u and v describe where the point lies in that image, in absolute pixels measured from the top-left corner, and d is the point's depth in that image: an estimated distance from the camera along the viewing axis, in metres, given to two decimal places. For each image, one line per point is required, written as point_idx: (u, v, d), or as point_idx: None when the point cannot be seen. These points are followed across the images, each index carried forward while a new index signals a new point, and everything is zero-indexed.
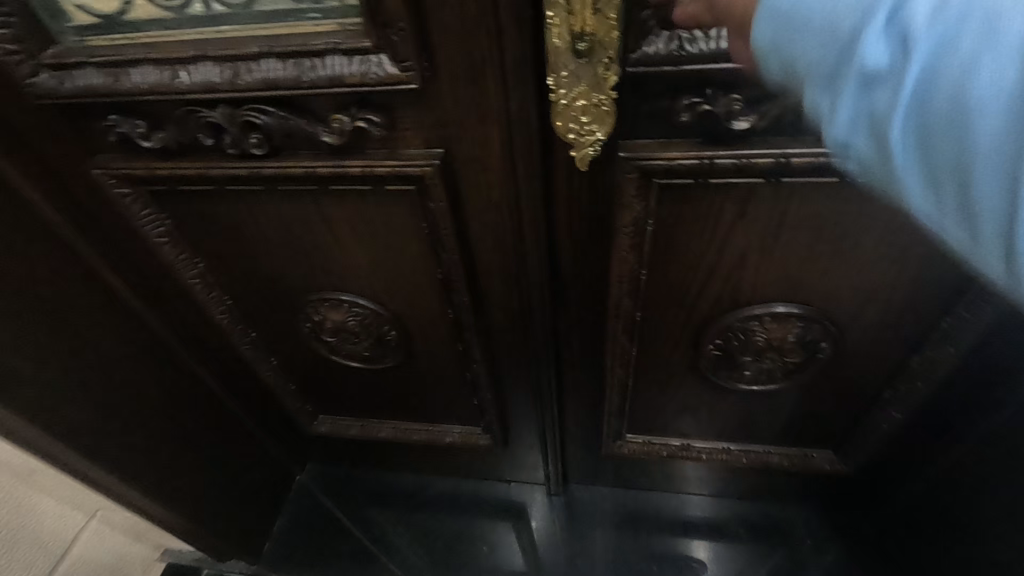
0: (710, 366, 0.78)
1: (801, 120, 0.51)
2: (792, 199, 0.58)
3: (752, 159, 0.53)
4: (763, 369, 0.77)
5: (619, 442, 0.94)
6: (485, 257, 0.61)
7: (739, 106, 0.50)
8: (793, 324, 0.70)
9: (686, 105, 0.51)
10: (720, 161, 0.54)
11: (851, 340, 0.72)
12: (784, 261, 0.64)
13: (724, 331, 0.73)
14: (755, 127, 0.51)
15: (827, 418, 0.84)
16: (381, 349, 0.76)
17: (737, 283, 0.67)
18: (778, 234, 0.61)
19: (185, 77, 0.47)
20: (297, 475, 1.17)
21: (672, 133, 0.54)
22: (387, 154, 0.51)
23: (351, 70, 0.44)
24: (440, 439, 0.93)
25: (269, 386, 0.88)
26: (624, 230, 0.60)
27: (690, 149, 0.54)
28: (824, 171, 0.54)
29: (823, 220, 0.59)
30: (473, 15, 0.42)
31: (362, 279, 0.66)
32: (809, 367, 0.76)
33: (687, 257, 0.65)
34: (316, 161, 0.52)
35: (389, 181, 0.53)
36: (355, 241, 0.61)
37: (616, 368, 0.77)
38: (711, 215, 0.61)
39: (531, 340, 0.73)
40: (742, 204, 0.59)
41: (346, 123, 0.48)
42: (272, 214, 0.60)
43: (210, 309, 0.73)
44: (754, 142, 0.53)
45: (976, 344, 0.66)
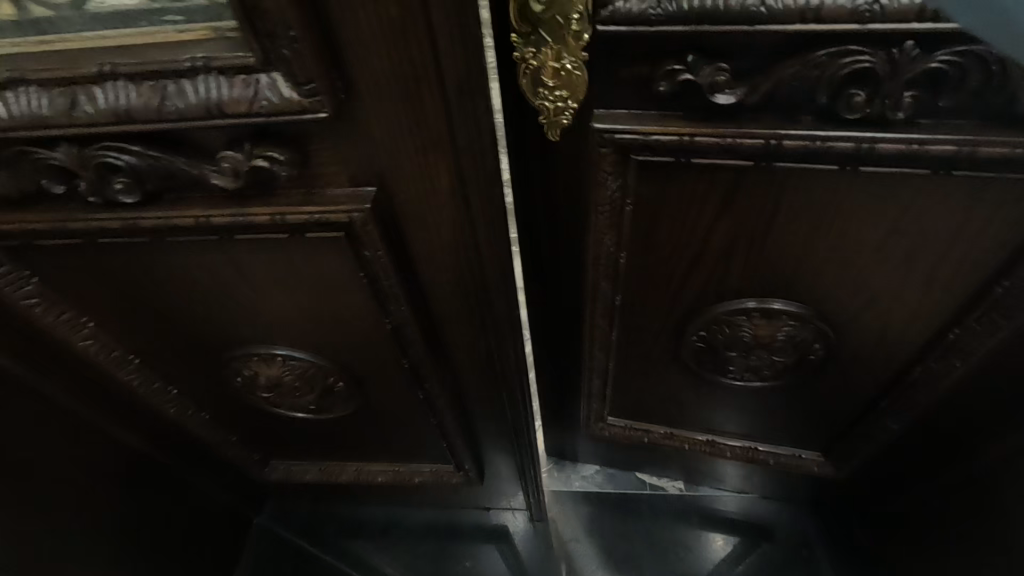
0: (694, 357, 0.73)
1: (797, 96, 0.41)
2: (790, 188, 0.50)
3: (738, 139, 0.45)
4: (751, 363, 0.71)
5: (601, 425, 0.92)
6: (440, 302, 0.50)
7: (725, 77, 0.41)
8: (782, 323, 0.64)
9: (667, 72, 0.42)
10: (701, 140, 0.45)
11: (849, 345, 0.65)
12: (776, 260, 0.57)
13: (711, 323, 0.66)
14: (743, 103, 0.42)
15: (815, 416, 0.79)
16: (330, 400, 0.65)
17: (722, 275, 0.60)
18: (768, 230, 0.54)
19: (3, 109, 0.34)
20: (256, 517, 1.06)
21: (647, 104, 0.45)
22: (303, 197, 0.39)
23: (233, 95, 0.32)
24: (409, 478, 0.84)
25: (207, 443, 0.76)
26: (599, 211, 0.55)
27: (669, 123, 0.45)
28: (821, 157, 0.46)
29: (819, 216, 0.51)
30: (391, 16, 0.29)
31: (295, 330, 0.55)
32: (801, 368, 0.70)
33: (669, 245, 0.58)
34: (209, 208, 0.39)
35: (311, 232, 0.41)
36: (279, 290, 0.49)
37: (596, 352, 0.75)
38: (696, 201, 0.53)
39: (500, 382, 0.63)
40: (729, 191, 0.51)
41: (239, 161, 0.36)
42: (168, 266, 0.47)
43: (114, 370, 0.60)
44: (742, 119, 0.44)
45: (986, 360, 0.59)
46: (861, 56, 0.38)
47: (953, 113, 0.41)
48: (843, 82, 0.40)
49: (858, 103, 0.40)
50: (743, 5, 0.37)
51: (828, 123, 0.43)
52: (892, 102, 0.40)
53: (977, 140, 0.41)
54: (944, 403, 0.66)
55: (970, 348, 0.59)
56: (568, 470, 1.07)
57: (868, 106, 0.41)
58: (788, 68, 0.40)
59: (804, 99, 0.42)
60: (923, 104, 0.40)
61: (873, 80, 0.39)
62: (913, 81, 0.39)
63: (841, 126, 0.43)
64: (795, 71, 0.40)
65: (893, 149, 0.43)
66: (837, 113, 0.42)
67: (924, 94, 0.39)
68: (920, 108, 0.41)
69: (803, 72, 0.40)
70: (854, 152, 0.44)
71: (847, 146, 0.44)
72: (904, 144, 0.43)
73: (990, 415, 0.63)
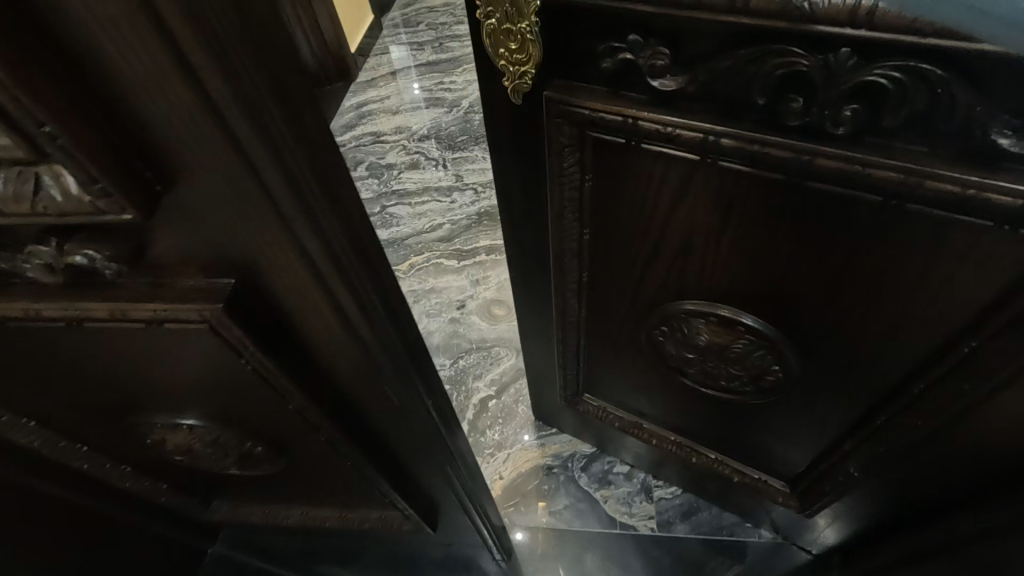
0: (658, 348, 0.81)
1: (734, 98, 0.49)
2: (737, 193, 0.56)
3: (679, 129, 0.53)
4: (714, 368, 0.78)
5: (578, 399, 0.99)
6: (349, 377, 0.44)
7: (662, 64, 0.49)
8: (739, 334, 0.71)
9: (610, 50, 0.51)
10: (642, 124, 0.54)
11: (806, 371, 0.70)
12: (731, 260, 0.63)
13: (671, 319, 0.75)
14: (684, 91, 0.50)
15: (785, 432, 0.81)
16: (252, 462, 0.59)
17: (682, 266, 0.67)
18: (721, 233, 0.61)
19: None
20: (207, 547, 1.01)
21: (610, 83, 0.54)
22: (150, 291, 0.32)
23: (9, 192, 0.25)
24: (357, 524, 0.79)
25: (134, 491, 0.71)
26: (560, 180, 0.63)
27: (614, 105, 0.55)
28: (760, 162, 0.51)
29: (769, 230, 0.57)
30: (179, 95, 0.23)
31: (196, 401, 0.49)
32: (760, 382, 0.76)
33: (629, 224, 0.66)
34: (42, 301, 0.33)
35: (172, 335, 0.35)
36: (164, 366, 0.43)
37: (569, 330, 0.86)
38: (653, 184, 0.60)
39: (428, 443, 0.58)
40: (682, 183, 0.58)
41: (50, 258, 0.29)
42: (35, 337, 0.41)
43: (8, 432, 0.54)
44: (683, 109, 0.52)
45: (961, 395, 0.58)
46: (798, 60, 0.43)
47: (897, 135, 0.44)
48: (777, 86, 0.46)
49: (796, 109, 0.46)
50: None
51: (768, 127, 0.49)
52: (831, 113, 0.45)
53: (926, 172, 0.44)
54: (921, 432, 0.65)
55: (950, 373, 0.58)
56: (537, 505, 1.01)
57: (806, 113, 0.46)
58: (727, 61, 0.46)
59: (742, 96, 0.48)
60: (862, 121, 0.45)
61: (809, 88, 0.45)
62: (855, 93, 0.43)
63: (784, 132, 0.48)
64: (733, 65, 0.46)
65: (835, 166, 0.48)
66: (781, 116, 0.47)
67: (865, 111, 0.44)
68: (863, 125, 0.45)
69: (744, 67, 0.46)
70: (796, 163, 0.49)
71: (785, 155, 0.49)
72: (849, 163, 0.47)
73: (968, 447, 0.62)
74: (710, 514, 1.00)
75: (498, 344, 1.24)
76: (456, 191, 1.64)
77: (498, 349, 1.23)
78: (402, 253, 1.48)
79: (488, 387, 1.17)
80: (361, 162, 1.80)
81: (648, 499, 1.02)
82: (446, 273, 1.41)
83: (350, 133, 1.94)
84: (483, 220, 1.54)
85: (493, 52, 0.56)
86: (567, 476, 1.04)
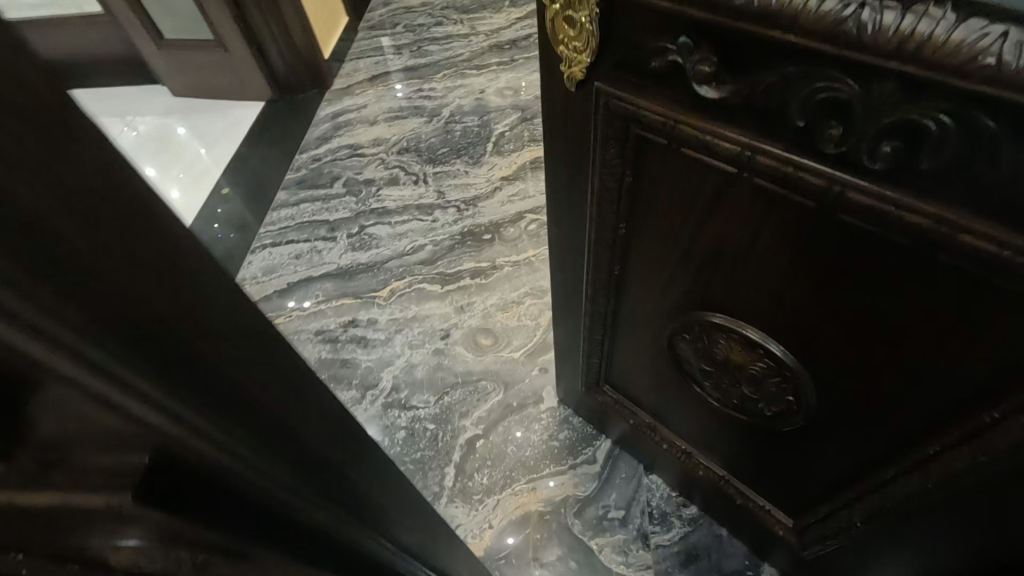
0: (679, 354, 0.80)
1: (773, 115, 0.46)
2: (768, 216, 0.54)
3: (716, 140, 0.51)
4: (730, 386, 0.76)
5: (599, 390, 1.01)
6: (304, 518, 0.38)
7: (710, 70, 0.46)
8: (758, 356, 0.68)
9: (659, 49, 0.49)
10: (681, 129, 0.53)
11: (823, 409, 0.66)
12: (757, 282, 0.60)
13: (692, 328, 0.73)
14: (724, 102, 0.48)
15: (794, 469, 0.78)
16: None
17: (709, 278, 0.65)
18: (750, 249, 0.58)
19: None
20: None
21: (654, 81, 0.53)
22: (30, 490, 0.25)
23: None
24: None
25: None
26: (600, 169, 0.64)
27: (658, 104, 0.53)
28: (794, 186, 0.48)
29: (800, 257, 0.54)
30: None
31: None
32: (775, 412, 0.73)
33: (662, 224, 0.65)
34: None
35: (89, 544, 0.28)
36: None
37: (593, 320, 0.87)
38: (691, 191, 0.59)
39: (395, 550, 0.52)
40: (718, 193, 0.56)
41: None
42: None
43: None
44: (722, 119, 0.49)
45: (979, 463, 0.54)
46: (835, 87, 0.40)
47: (937, 184, 0.40)
48: (818, 110, 0.42)
49: (834, 135, 0.43)
50: None
51: (803, 151, 0.46)
52: (869, 146, 0.42)
53: (959, 226, 0.40)
54: (934, 494, 0.61)
55: (969, 438, 0.53)
56: (529, 557, 0.96)
57: (844, 142, 0.43)
58: (771, 76, 0.43)
59: (781, 115, 0.45)
60: (900, 160, 0.41)
61: (849, 116, 0.41)
62: (897, 129, 0.39)
63: (820, 158, 0.45)
64: (774, 81, 0.43)
65: (863, 201, 0.44)
66: (817, 142, 0.44)
67: (904, 150, 0.40)
68: (900, 166, 0.41)
69: (787, 84, 0.43)
70: (826, 193, 0.46)
71: (818, 182, 0.46)
72: (877, 200, 0.43)
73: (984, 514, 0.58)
74: (710, 561, 0.96)
75: (485, 378, 1.18)
76: (438, 209, 1.57)
77: (484, 383, 1.18)
78: (382, 278, 1.41)
79: (476, 426, 1.11)
80: (337, 178, 1.72)
81: (645, 547, 0.97)
82: (429, 299, 1.35)
83: (325, 146, 1.86)
84: (466, 240, 1.48)
85: (553, 38, 0.56)
86: (560, 523, 0.99)
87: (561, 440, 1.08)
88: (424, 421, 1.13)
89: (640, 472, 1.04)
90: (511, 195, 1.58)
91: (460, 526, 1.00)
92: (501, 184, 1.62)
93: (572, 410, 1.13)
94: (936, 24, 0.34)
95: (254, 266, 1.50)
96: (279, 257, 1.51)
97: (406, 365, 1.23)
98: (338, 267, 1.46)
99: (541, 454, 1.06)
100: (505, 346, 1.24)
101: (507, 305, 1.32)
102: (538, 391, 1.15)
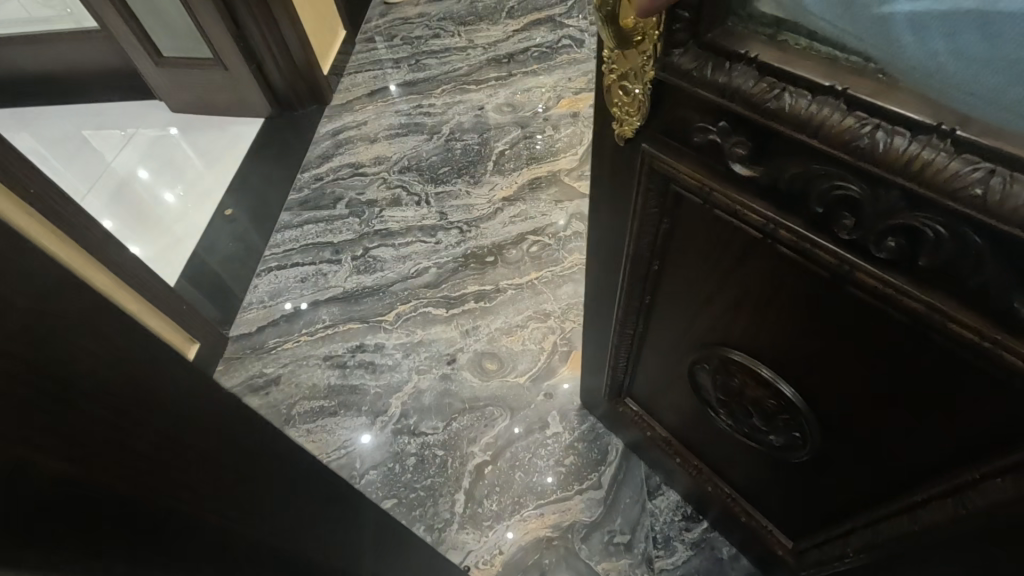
0: (699, 382, 0.84)
1: (795, 198, 0.50)
2: (787, 277, 0.57)
3: (744, 210, 0.55)
4: (742, 418, 0.80)
5: (618, 400, 1.06)
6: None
7: (742, 152, 0.51)
8: (770, 394, 0.72)
9: (700, 128, 0.54)
10: (715, 195, 0.57)
11: (829, 450, 0.70)
12: (774, 331, 0.65)
13: (712, 360, 0.77)
14: (754, 179, 0.52)
15: (796, 498, 0.82)
16: None
17: (730, 321, 0.70)
18: (770, 302, 0.62)
19: None
20: None
21: (692, 152, 0.57)
22: None
23: None
24: None
25: None
26: (640, 214, 0.69)
27: (694, 171, 0.58)
28: (811, 257, 0.52)
29: (815, 315, 0.58)
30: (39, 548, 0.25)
31: None
32: (784, 446, 0.77)
33: (691, 267, 0.69)
34: None
35: None
36: None
37: (621, 340, 0.92)
38: (718, 244, 0.63)
39: None
40: (743, 250, 0.60)
41: None
42: None
43: None
44: (751, 192, 0.54)
45: (963, 515, 0.57)
46: (848, 187, 0.45)
47: (933, 278, 0.45)
48: (833, 201, 0.47)
49: (847, 225, 0.47)
50: (762, 94, 0.45)
51: (820, 231, 0.50)
52: (876, 239, 0.46)
53: (950, 314, 0.45)
54: (922, 538, 0.65)
55: (954, 491, 0.57)
56: None
57: (855, 232, 0.47)
58: (797, 166, 0.48)
59: (802, 199, 0.49)
60: (902, 253, 0.45)
61: (860, 210, 0.45)
62: (900, 229, 0.44)
63: (835, 240, 0.49)
64: (800, 171, 0.48)
65: (869, 282, 0.49)
66: (832, 227, 0.48)
67: (905, 246, 0.44)
68: (902, 259, 0.45)
69: (809, 175, 0.47)
70: (838, 269, 0.51)
71: (831, 261, 0.51)
72: (880, 283, 0.48)
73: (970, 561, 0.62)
74: None
75: (491, 404, 1.22)
76: (440, 230, 1.60)
77: (491, 409, 1.21)
78: (388, 302, 1.44)
79: (484, 452, 1.15)
80: (340, 198, 1.74)
81: (649, 570, 1.01)
82: (435, 323, 1.38)
83: (327, 165, 1.87)
84: (469, 262, 1.50)
85: (609, 100, 0.61)
86: (567, 548, 1.03)
87: (567, 466, 1.12)
88: (433, 447, 1.17)
89: (643, 497, 1.08)
90: (513, 216, 1.61)
91: (471, 552, 1.04)
92: (503, 205, 1.64)
93: (577, 436, 1.16)
94: (937, 152, 0.38)
95: (260, 290, 1.52)
96: (285, 280, 1.53)
97: (413, 391, 1.26)
98: (344, 290, 1.48)
99: (547, 480, 1.10)
100: (511, 371, 1.27)
101: (511, 329, 1.35)
102: (544, 416, 1.19)
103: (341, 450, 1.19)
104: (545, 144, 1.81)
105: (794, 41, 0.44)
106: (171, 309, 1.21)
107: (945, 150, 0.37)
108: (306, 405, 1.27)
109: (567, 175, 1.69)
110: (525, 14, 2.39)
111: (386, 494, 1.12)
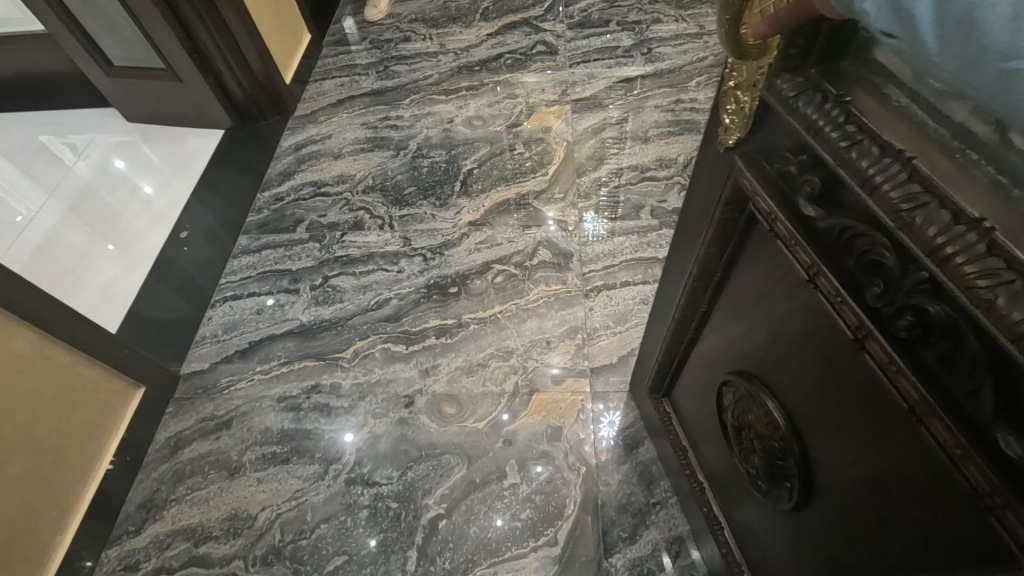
0: (726, 403, 0.81)
1: (844, 251, 0.46)
2: (818, 327, 0.53)
3: (794, 246, 0.51)
4: (749, 452, 0.77)
5: (658, 396, 1.09)
6: None
7: (811, 190, 0.48)
8: (773, 439, 0.67)
9: (785, 156, 0.51)
10: (776, 226, 0.54)
11: (809, 515, 0.65)
12: (794, 376, 0.60)
13: (738, 385, 0.74)
14: (816, 219, 0.49)
15: (773, 551, 0.79)
16: None
17: (764, 352, 0.66)
18: (799, 346, 0.58)
19: None
20: None
21: (768, 178, 0.54)
22: None
23: None
24: None
25: None
26: (717, 219, 0.66)
27: (761, 196, 0.55)
28: (837, 313, 0.48)
29: (828, 370, 0.54)
30: None
31: None
32: (773, 495, 0.73)
33: (749, 286, 0.66)
34: None
35: None
36: None
37: (670, 336, 0.91)
38: (775, 272, 0.59)
39: None
40: (793, 286, 0.56)
41: None
42: None
43: None
44: (807, 234, 0.50)
45: None
46: (887, 254, 0.42)
47: (938, 372, 0.40)
48: (872, 264, 0.43)
49: (876, 293, 0.43)
50: (836, 135, 0.43)
51: (850, 291, 0.46)
52: (897, 314, 0.42)
53: (935, 412, 0.40)
54: None
55: None
56: None
57: (881, 301, 0.43)
58: (848, 221, 0.44)
59: (848, 252, 0.46)
60: (916, 336, 0.41)
61: (892, 279, 0.42)
62: (921, 310, 0.40)
63: (862, 304, 0.45)
64: (852, 224, 0.44)
65: (878, 355, 0.44)
66: (865, 291, 0.45)
67: (920, 329, 0.40)
68: (917, 341, 0.41)
69: (860, 230, 0.44)
70: (854, 334, 0.46)
71: (851, 322, 0.46)
72: (888, 361, 0.43)
73: None
74: None
75: (449, 452, 1.18)
76: (404, 257, 1.54)
77: (448, 457, 1.17)
78: (347, 337, 1.39)
79: (439, 504, 1.12)
80: (301, 220, 1.67)
81: None
82: (395, 361, 1.33)
83: (288, 183, 1.79)
84: (432, 294, 1.45)
85: (722, 102, 0.59)
86: None
87: (524, 520, 1.09)
88: (387, 499, 1.13)
89: (600, 555, 1.06)
90: (479, 242, 1.55)
91: None
92: (469, 229, 1.58)
93: (533, 486, 1.13)
94: (968, 246, 0.35)
95: (214, 322, 1.45)
96: (241, 312, 1.47)
97: (369, 436, 1.22)
98: (302, 323, 1.43)
99: (502, 535, 1.08)
100: (470, 416, 1.23)
101: (472, 369, 1.30)
102: (503, 465, 1.16)
103: (292, 501, 1.15)
104: (514, 163, 1.74)
105: (897, 97, 0.42)
106: (111, 351, 1.15)
107: (977, 246, 0.34)
108: (258, 450, 1.23)
109: (535, 199, 1.63)
110: (499, 17, 2.29)
111: (337, 549, 1.09)
